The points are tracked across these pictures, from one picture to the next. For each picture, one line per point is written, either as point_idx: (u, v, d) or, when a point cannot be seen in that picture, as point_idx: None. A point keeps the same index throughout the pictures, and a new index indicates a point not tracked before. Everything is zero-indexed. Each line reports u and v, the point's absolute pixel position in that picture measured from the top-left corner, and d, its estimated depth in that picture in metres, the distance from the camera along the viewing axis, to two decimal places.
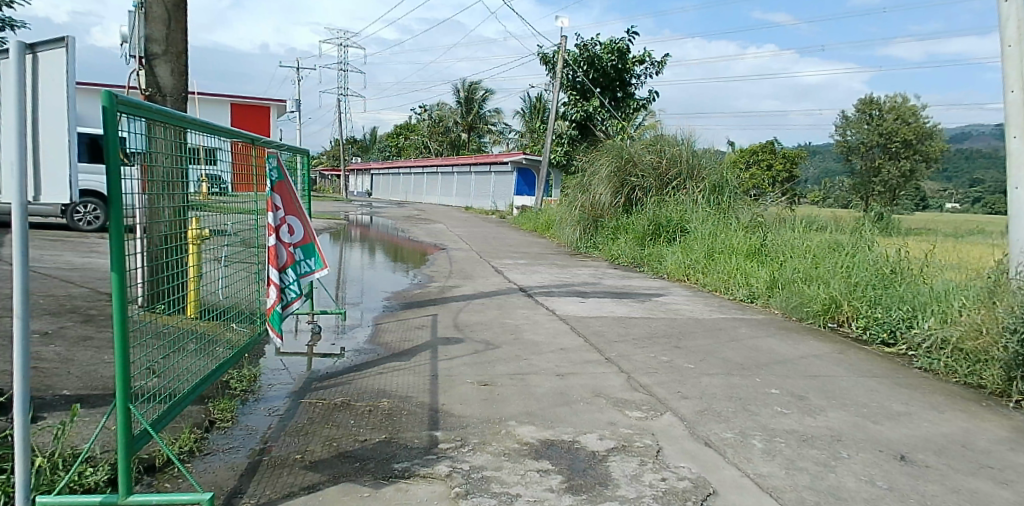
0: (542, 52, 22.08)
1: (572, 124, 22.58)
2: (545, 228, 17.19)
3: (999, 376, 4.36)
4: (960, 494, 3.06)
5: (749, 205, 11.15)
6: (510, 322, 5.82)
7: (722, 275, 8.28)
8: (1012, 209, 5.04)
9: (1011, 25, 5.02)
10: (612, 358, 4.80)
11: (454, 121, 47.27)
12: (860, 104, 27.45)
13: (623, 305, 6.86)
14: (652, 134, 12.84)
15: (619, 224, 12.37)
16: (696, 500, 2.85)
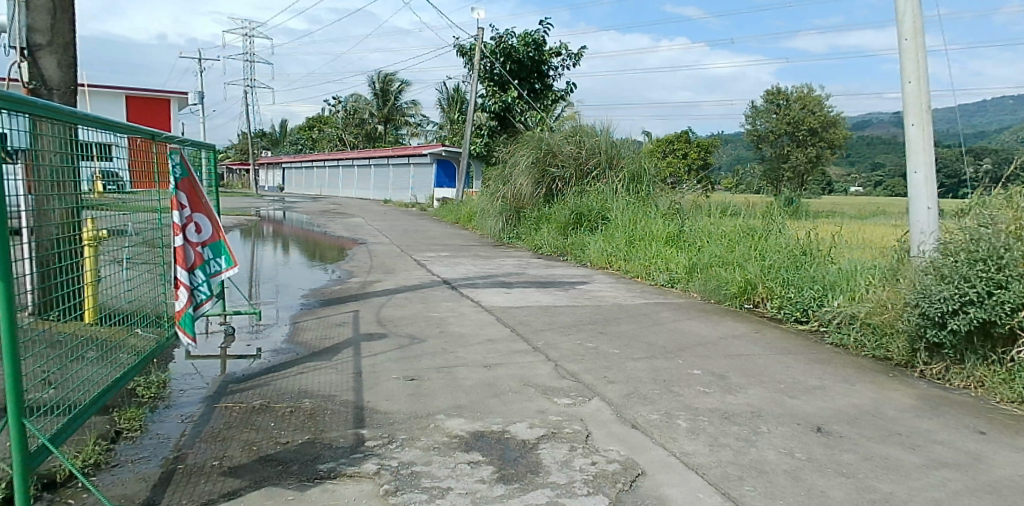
0: (458, 44, 22.07)
1: (491, 116, 22.49)
2: (468, 221, 17.12)
3: (904, 348, 4.81)
4: (872, 461, 3.33)
5: (667, 192, 11.43)
6: (435, 315, 5.76)
7: (643, 261, 8.47)
8: (910, 192, 5.16)
9: (906, 19, 5.13)
10: (539, 347, 4.81)
11: (371, 114, 46.53)
12: (767, 95, 28.78)
13: (548, 294, 6.93)
14: (570, 125, 13.01)
15: (541, 215, 12.48)
16: (625, 482, 2.95)
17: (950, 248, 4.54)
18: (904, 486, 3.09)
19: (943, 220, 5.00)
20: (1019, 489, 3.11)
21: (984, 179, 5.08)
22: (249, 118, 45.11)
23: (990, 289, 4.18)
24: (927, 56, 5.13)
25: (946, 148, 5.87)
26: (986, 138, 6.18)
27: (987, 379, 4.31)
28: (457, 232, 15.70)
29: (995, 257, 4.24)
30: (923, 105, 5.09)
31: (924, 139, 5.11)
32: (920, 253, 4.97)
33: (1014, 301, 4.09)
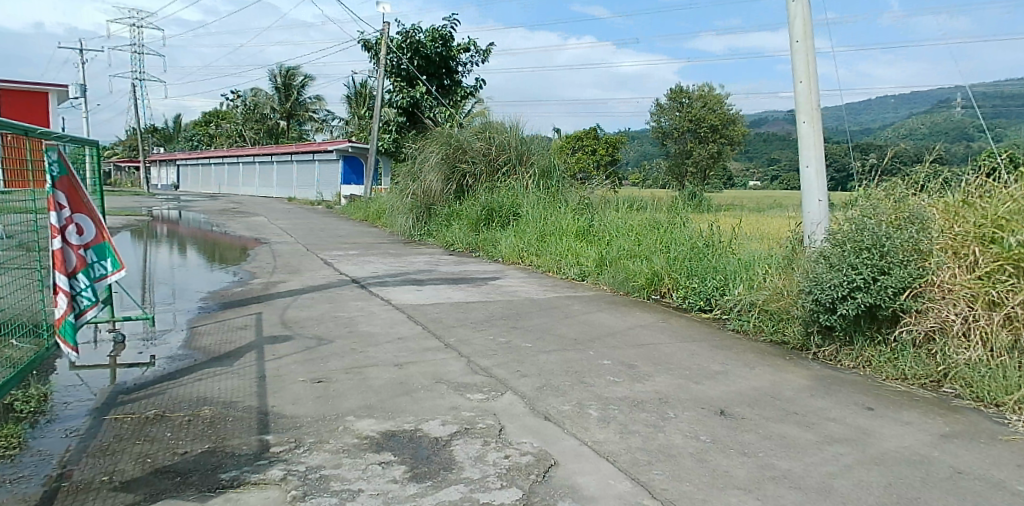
0: (363, 40, 21.73)
1: (399, 111, 22.11)
2: (379, 219, 16.83)
3: (799, 331, 5.17)
4: (771, 440, 3.53)
5: (576, 188, 11.66)
6: (344, 315, 5.65)
7: (554, 256, 8.63)
8: (803, 186, 5.49)
9: (797, 22, 5.43)
10: (451, 343, 4.81)
11: (272, 109, 45.40)
12: (670, 93, 29.88)
13: (460, 290, 6.94)
14: (480, 122, 13.16)
15: (452, 211, 12.57)
16: (538, 473, 2.99)
17: (838, 238, 4.87)
18: (801, 462, 3.29)
19: (833, 212, 5.34)
20: (902, 460, 3.37)
21: (869, 172, 5.50)
22: (138, 113, 42.59)
23: (875, 275, 4.57)
24: (816, 57, 5.45)
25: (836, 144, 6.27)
26: (870, 135, 6.65)
27: (874, 358, 4.74)
28: (367, 230, 15.39)
29: (877, 246, 4.62)
30: (813, 103, 5.41)
31: (815, 135, 5.43)
32: (813, 243, 5.28)
33: (896, 285, 4.52)
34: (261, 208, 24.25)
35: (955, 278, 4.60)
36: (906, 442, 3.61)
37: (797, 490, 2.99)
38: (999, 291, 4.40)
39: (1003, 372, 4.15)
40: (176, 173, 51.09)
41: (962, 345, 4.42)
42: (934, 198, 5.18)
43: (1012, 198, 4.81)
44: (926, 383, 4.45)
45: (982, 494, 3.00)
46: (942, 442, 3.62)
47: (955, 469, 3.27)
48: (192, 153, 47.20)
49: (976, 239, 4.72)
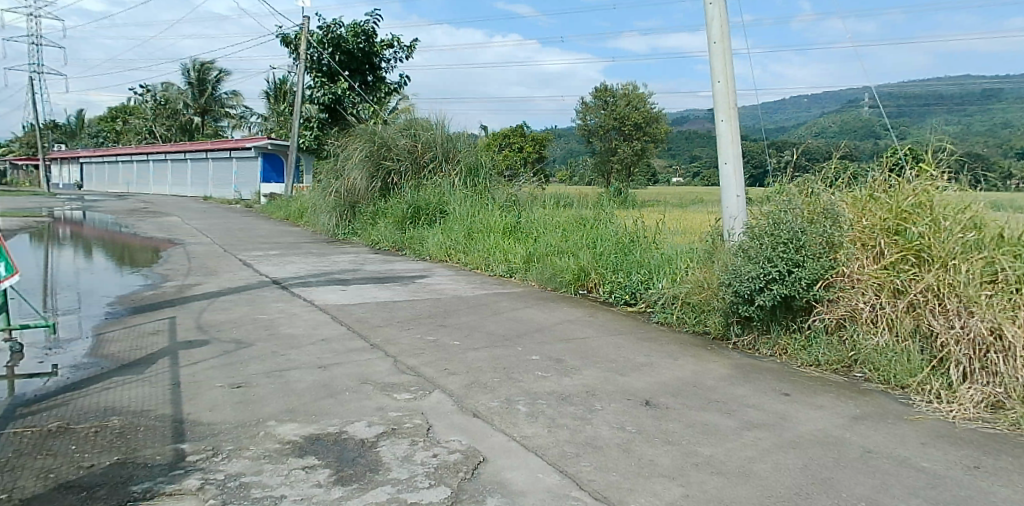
0: (282, 34, 21.18)
1: (321, 108, 21.59)
2: (301, 217, 16.41)
3: (719, 322, 5.39)
4: (694, 428, 3.65)
5: (504, 185, 11.73)
6: (264, 317, 5.50)
7: (482, 253, 8.67)
8: (722, 182, 5.70)
9: (714, 24, 5.63)
10: (377, 343, 4.75)
11: (184, 105, 43.74)
12: (596, 91, 30.50)
13: (386, 289, 6.86)
14: (405, 119, 13.15)
15: (377, 209, 12.44)
16: (466, 471, 2.99)
17: (756, 232, 5.07)
18: (722, 448, 3.42)
19: (749, 207, 5.57)
20: (817, 442, 3.55)
21: (784, 169, 5.77)
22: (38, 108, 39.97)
23: (790, 268, 4.79)
24: (733, 58, 5.67)
25: (753, 141, 6.50)
26: (784, 133, 6.96)
27: (789, 346, 4.99)
28: (288, 230, 14.95)
29: (793, 240, 4.84)
30: (731, 103, 5.62)
31: (732, 134, 5.63)
32: (732, 237, 5.49)
33: (809, 277, 4.77)
34: (178, 208, 23.13)
35: (862, 269, 4.92)
36: (820, 425, 3.81)
37: (719, 475, 3.11)
38: (902, 280, 4.72)
39: (907, 356, 4.47)
40: (83, 171, 48.11)
41: (871, 331, 4.73)
42: (843, 192, 5.46)
43: (913, 192, 5.15)
44: (837, 368, 4.73)
45: (891, 472, 3.20)
46: (852, 423, 3.84)
47: (865, 449, 3.47)
48: (101, 150, 44.57)
49: (882, 231, 5.04)
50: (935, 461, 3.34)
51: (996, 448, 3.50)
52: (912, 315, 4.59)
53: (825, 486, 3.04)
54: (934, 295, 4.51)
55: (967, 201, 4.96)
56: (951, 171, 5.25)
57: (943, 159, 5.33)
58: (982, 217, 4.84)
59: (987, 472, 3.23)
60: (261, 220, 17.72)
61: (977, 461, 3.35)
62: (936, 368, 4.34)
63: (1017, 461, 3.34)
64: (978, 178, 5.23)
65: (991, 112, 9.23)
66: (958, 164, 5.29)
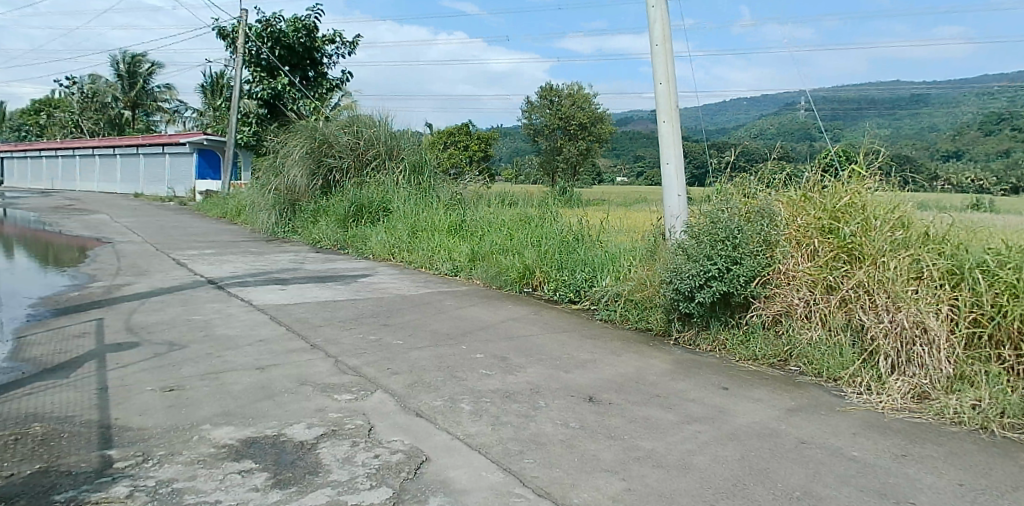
0: (219, 27, 20.63)
1: (259, 103, 20.59)
2: (240, 215, 15.97)
3: (661, 318, 5.53)
4: (636, 423, 3.73)
5: (449, 184, 11.67)
6: (199, 318, 5.35)
7: (426, 252, 8.64)
8: (664, 181, 5.83)
9: (656, 26, 5.75)
10: (318, 344, 4.68)
11: (113, 98, 42.20)
12: (542, 90, 30.57)
13: (328, 289, 6.77)
14: (347, 116, 12.98)
15: (318, 208, 12.27)
16: (409, 470, 2.98)
17: (696, 231, 5.22)
18: (662, 442, 3.50)
19: (690, 206, 5.71)
20: (754, 434, 3.68)
21: (724, 169, 5.93)
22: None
23: (728, 265, 4.95)
24: (674, 60, 5.79)
25: (695, 142, 6.62)
26: (725, 134, 7.14)
27: (728, 341, 5.14)
28: (226, 228, 14.52)
29: (730, 238, 5.00)
30: (672, 104, 5.75)
31: (673, 134, 5.76)
32: (673, 236, 5.62)
33: (746, 274, 4.94)
34: (109, 206, 22.13)
35: (797, 266, 5.09)
36: (757, 417, 3.94)
37: (659, 469, 3.19)
38: (835, 276, 4.91)
39: (839, 350, 4.67)
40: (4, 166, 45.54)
41: (805, 326, 4.91)
42: (779, 193, 5.63)
43: (845, 192, 5.37)
44: (774, 362, 4.89)
45: (822, 462, 3.34)
46: (787, 415, 3.98)
47: (799, 440, 3.61)
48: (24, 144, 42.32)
49: (817, 230, 5.23)
50: (865, 450, 3.50)
51: (921, 436, 3.69)
52: (844, 310, 4.79)
53: (761, 476, 3.14)
54: (864, 290, 4.71)
55: (895, 201, 5.19)
56: (880, 172, 5.48)
57: (874, 160, 5.56)
58: (909, 217, 5.08)
59: (912, 459, 3.40)
60: (198, 219, 17.13)
61: (903, 449, 3.53)
62: (866, 361, 4.55)
63: (940, 449, 3.53)
64: (904, 180, 5.49)
65: (913, 117, 9.75)
66: (888, 166, 5.53)
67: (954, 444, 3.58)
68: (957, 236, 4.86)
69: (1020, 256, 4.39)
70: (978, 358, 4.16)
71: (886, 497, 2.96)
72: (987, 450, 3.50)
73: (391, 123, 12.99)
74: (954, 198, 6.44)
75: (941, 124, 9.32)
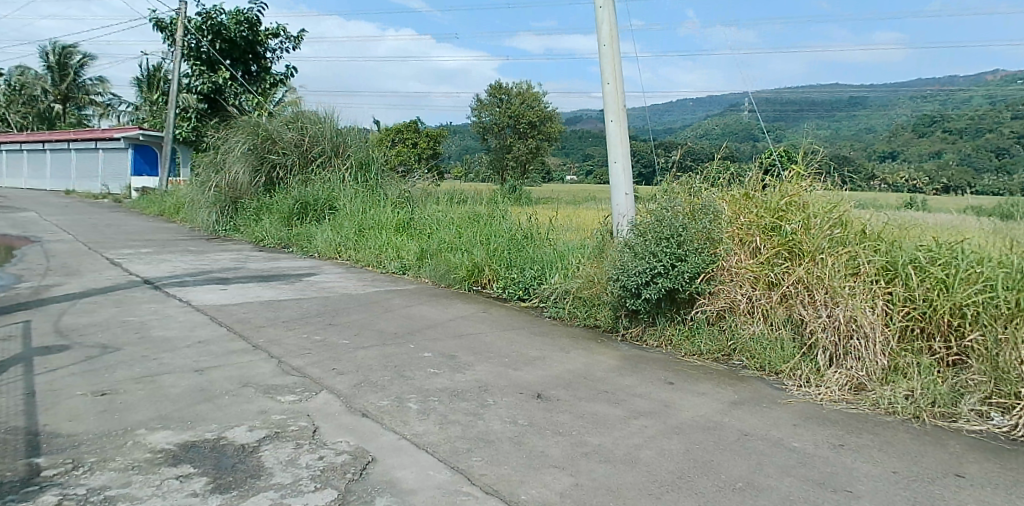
0: (155, 19, 19.90)
1: (200, 98, 19.87)
2: (178, 213, 15.47)
3: (609, 315, 5.62)
4: (583, 419, 3.78)
5: (397, 181, 11.62)
6: (134, 320, 5.17)
7: (373, 250, 8.57)
8: (611, 180, 5.91)
9: (604, 27, 5.82)
10: (260, 344, 4.60)
11: (42, 90, 40.41)
12: (490, 89, 31.22)
13: (271, 288, 6.64)
14: (292, 112, 12.80)
15: (261, 205, 12.04)
16: (354, 471, 2.96)
17: (642, 228, 5.34)
18: (610, 437, 3.56)
19: (637, 204, 5.82)
20: (698, 427, 3.77)
21: (671, 168, 6.06)
22: None
23: (673, 262, 5.07)
24: (622, 60, 5.87)
25: (642, 141, 6.74)
26: (672, 134, 7.32)
27: (674, 336, 5.26)
28: (163, 227, 14.03)
29: (675, 236, 5.12)
30: (620, 104, 5.84)
31: (620, 134, 5.85)
32: (620, 234, 5.71)
33: (691, 271, 5.05)
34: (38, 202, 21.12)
35: (740, 263, 5.23)
36: (702, 411, 4.04)
37: (606, 463, 3.24)
38: (776, 273, 5.06)
39: (780, 344, 4.82)
40: None
41: (748, 321, 5.05)
42: (723, 192, 5.77)
43: (786, 191, 5.54)
44: (718, 356, 5.02)
45: (764, 453, 3.45)
46: (730, 408, 4.10)
47: (741, 432, 3.72)
48: None
49: (759, 229, 5.38)
50: (805, 441, 3.63)
51: (858, 426, 3.85)
52: (784, 305, 4.95)
53: (705, 468, 3.23)
54: (804, 286, 4.88)
55: (833, 200, 5.39)
56: (819, 172, 5.67)
57: (813, 160, 5.76)
58: (847, 215, 5.28)
59: (849, 449, 3.55)
60: (134, 217, 16.50)
61: (841, 439, 3.67)
62: (806, 354, 4.71)
63: (875, 438, 3.69)
64: (843, 180, 5.70)
65: (851, 118, 10.14)
66: (827, 165, 5.73)
67: (889, 434, 3.74)
68: (891, 233, 5.08)
69: (949, 253, 4.62)
70: (911, 349, 4.36)
71: (825, 486, 3.07)
72: (919, 438, 3.68)
73: (337, 119, 12.87)
74: (889, 197, 6.71)
75: (878, 125, 9.73)
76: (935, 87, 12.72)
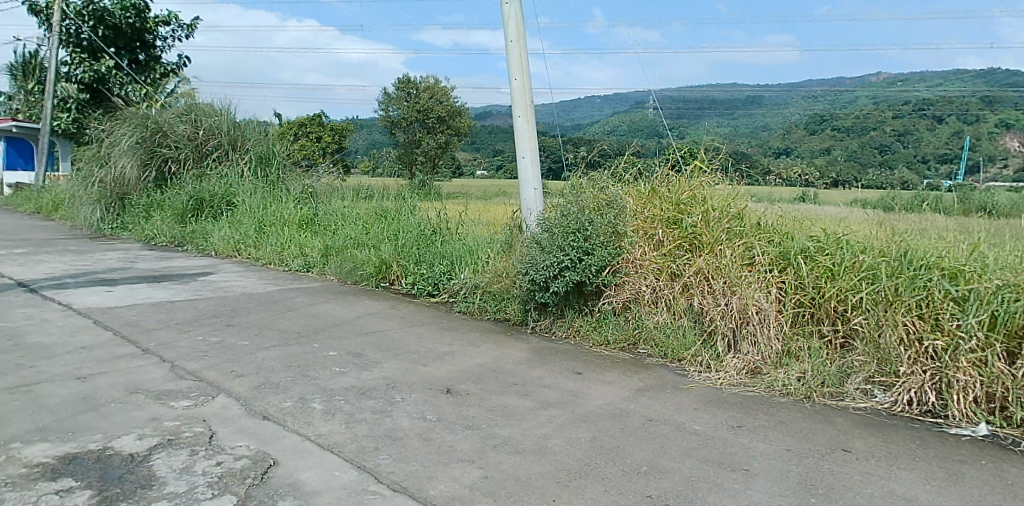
0: (29, 1, 18.42)
1: (80, 87, 18.60)
2: (59, 209, 14.39)
3: (518, 308, 5.73)
4: (493, 412, 3.84)
5: (299, 176, 11.26)
6: (5, 326, 4.79)
7: (275, 247, 8.34)
8: (520, 175, 6.01)
9: (511, 22, 5.87)
10: (151, 348, 4.38)
11: None
12: (398, 82, 30.75)
13: (164, 289, 6.33)
14: (185, 104, 12.25)
15: (152, 202, 11.43)
16: (255, 476, 2.88)
17: (550, 223, 5.47)
18: (519, 428, 3.64)
19: (545, 199, 5.93)
20: (605, 415, 3.91)
21: (581, 163, 6.22)
22: None
23: (580, 255, 5.24)
24: (529, 56, 5.95)
25: (549, 136, 6.86)
26: (580, 130, 7.54)
27: (582, 327, 5.43)
28: (41, 226, 13.03)
29: (581, 230, 5.28)
30: (527, 99, 5.92)
31: (528, 129, 5.95)
32: (529, 229, 5.82)
33: (597, 263, 5.24)
34: None
35: (644, 255, 5.43)
36: (609, 399, 4.19)
37: (515, 454, 3.31)
38: (678, 264, 5.29)
39: (682, 331, 5.06)
40: None
41: (652, 311, 5.27)
42: (628, 187, 5.96)
43: (687, 186, 5.79)
44: (624, 346, 5.22)
45: (666, 437, 3.62)
46: (636, 395, 4.27)
47: (646, 418, 3.89)
48: None
49: (662, 222, 5.60)
50: (706, 424, 3.84)
51: (754, 408, 4.11)
52: (685, 295, 5.18)
53: (610, 455, 3.35)
54: (704, 276, 5.13)
55: (731, 194, 5.68)
56: (718, 167, 5.97)
57: (714, 157, 6.06)
58: (744, 208, 5.58)
59: (746, 429, 3.78)
60: (5, 215, 15.18)
61: (739, 420, 3.91)
62: (706, 341, 4.97)
63: (770, 418, 3.95)
64: (740, 175, 6.02)
65: (750, 117, 10.68)
66: (726, 162, 6.05)
67: (782, 414, 4.02)
68: (784, 226, 5.42)
69: (835, 244, 4.99)
70: (802, 333, 4.70)
71: (724, 466, 3.27)
72: (809, 417, 3.97)
73: (234, 112, 12.37)
74: (784, 190, 7.12)
75: (774, 123, 10.32)
76: (823, 87, 13.67)
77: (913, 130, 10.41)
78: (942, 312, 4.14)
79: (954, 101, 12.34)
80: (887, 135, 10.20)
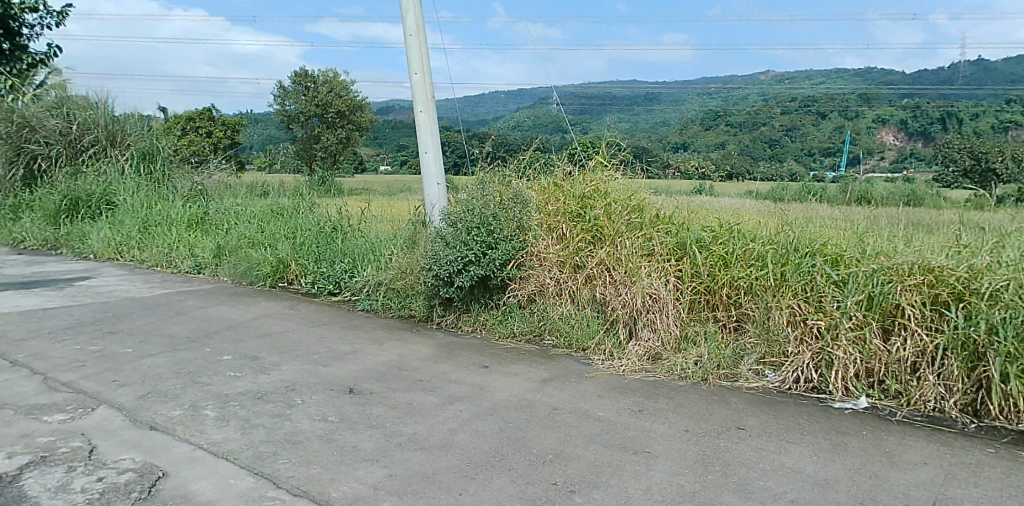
0: None
1: None
2: None
3: (423, 304, 5.73)
4: (397, 410, 3.84)
5: (190, 171, 10.59)
6: None
7: (161, 249, 7.93)
8: (423, 170, 6.00)
9: (409, 16, 5.83)
10: (20, 361, 4.07)
11: None
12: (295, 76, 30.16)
13: (34, 295, 5.87)
14: (55, 97, 11.40)
15: (19, 203, 10.52)
16: (142, 489, 2.76)
17: (454, 218, 5.50)
18: (424, 425, 3.66)
19: (448, 194, 5.96)
20: (511, 407, 4.01)
21: (486, 158, 6.28)
22: None
23: (484, 250, 5.31)
24: (429, 51, 5.94)
25: (453, 131, 6.87)
26: (485, 125, 7.60)
27: (488, 321, 5.51)
28: None
29: (485, 225, 5.36)
30: (428, 94, 5.90)
31: (430, 124, 5.94)
32: (433, 224, 5.83)
33: (501, 258, 5.33)
34: None
35: (548, 248, 5.57)
36: (515, 390, 4.29)
37: (420, 451, 3.33)
38: (580, 256, 5.46)
39: (586, 321, 5.23)
40: None
41: (557, 302, 5.41)
42: (533, 181, 6.07)
43: (591, 180, 5.95)
44: (531, 337, 5.34)
45: (571, 425, 3.76)
46: (542, 386, 4.39)
47: (551, 407, 4.02)
48: None
49: (566, 215, 5.74)
50: (609, 410, 4.00)
51: (656, 392, 4.32)
52: (588, 286, 5.36)
53: (516, 445, 3.44)
54: (606, 267, 5.32)
55: (632, 187, 5.90)
56: (619, 161, 6.17)
57: (616, 151, 6.26)
58: (644, 201, 5.81)
59: (646, 413, 3.97)
60: None
61: (640, 405, 4.10)
62: (609, 329, 5.16)
63: (670, 401, 4.17)
64: (642, 169, 6.25)
65: (649, 113, 11.08)
66: (628, 156, 6.26)
67: (681, 397, 4.25)
68: (681, 217, 5.70)
69: (726, 233, 5.30)
70: (698, 319, 4.97)
71: (626, 449, 3.43)
72: (705, 398, 4.23)
73: (112, 106, 11.57)
74: (682, 183, 7.46)
75: (672, 118, 10.70)
76: (716, 85, 14.35)
77: (800, 125, 11.16)
78: (824, 295, 4.52)
79: (836, 97, 13.25)
80: (775, 130, 10.88)
